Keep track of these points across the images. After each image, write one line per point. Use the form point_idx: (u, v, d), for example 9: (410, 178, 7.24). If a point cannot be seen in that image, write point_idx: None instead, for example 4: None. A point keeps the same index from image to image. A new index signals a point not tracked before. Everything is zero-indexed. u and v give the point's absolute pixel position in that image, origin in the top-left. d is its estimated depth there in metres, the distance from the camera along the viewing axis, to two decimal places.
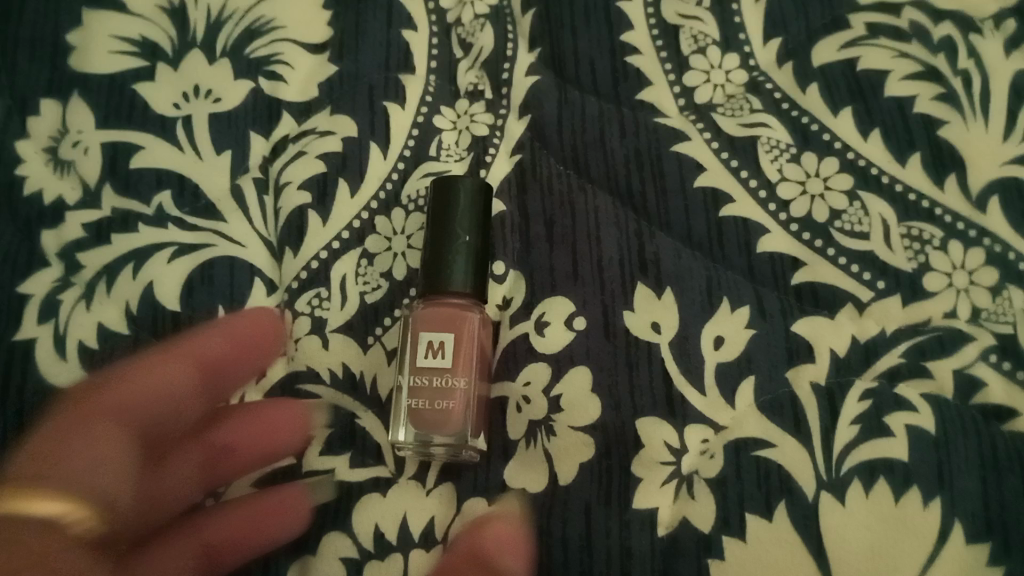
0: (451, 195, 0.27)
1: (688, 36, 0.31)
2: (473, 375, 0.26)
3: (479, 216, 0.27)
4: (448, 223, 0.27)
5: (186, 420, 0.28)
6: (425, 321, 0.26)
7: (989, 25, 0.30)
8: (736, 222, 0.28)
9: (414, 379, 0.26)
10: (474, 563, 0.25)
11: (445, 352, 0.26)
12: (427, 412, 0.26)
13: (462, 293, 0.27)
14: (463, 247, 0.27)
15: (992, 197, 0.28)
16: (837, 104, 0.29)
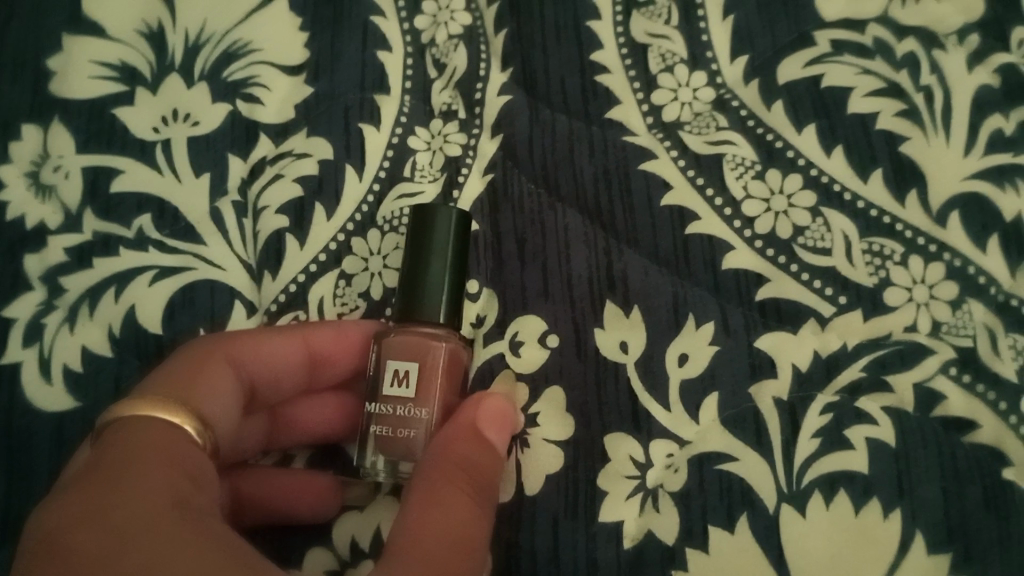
0: (428, 223, 0.28)
1: (657, 54, 0.32)
2: (439, 405, 0.26)
3: (455, 246, 0.28)
4: (426, 247, 0.28)
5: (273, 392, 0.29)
6: (393, 348, 0.26)
7: (953, 40, 0.31)
8: (702, 239, 0.29)
9: (379, 406, 0.26)
10: (470, 433, 0.25)
11: (410, 382, 0.26)
12: (389, 441, 0.26)
13: (434, 321, 0.27)
14: (440, 272, 0.27)
15: (953, 211, 0.28)
16: (800, 121, 0.30)
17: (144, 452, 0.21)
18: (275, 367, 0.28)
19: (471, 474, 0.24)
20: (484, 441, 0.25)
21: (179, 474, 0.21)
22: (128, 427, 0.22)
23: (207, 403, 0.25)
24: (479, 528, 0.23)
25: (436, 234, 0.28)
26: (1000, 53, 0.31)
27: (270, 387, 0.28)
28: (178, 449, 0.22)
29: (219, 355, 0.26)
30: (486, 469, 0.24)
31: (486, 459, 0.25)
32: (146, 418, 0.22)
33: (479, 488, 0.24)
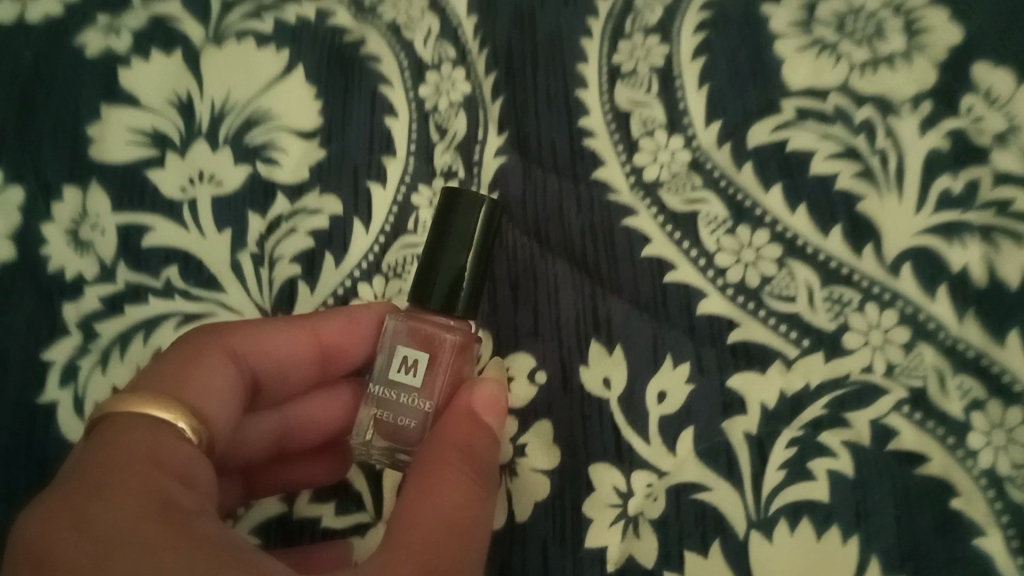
0: (451, 217, 0.30)
1: (638, 121, 0.35)
2: (440, 392, 0.30)
3: (474, 239, 0.30)
4: (444, 240, 0.30)
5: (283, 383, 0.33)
6: (402, 335, 0.30)
7: (907, 107, 0.34)
8: (679, 288, 0.32)
9: (385, 389, 0.30)
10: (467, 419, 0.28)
11: (416, 372, 0.30)
12: (389, 421, 0.30)
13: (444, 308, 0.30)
14: (455, 261, 0.30)
15: (905, 263, 0.31)
16: (767, 181, 0.33)
17: (133, 454, 0.23)
18: (282, 357, 0.32)
19: (469, 455, 0.27)
20: (480, 424, 0.28)
21: (169, 474, 0.23)
22: (122, 429, 0.24)
23: (211, 395, 0.28)
24: (476, 506, 0.25)
25: (453, 231, 0.30)
26: (950, 118, 0.34)
27: (279, 376, 0.32)
28: (171, 449, 0.24)
29: (215, 346, 0.29)
30: (484, 453, 0.28)
31: (481, 443, 0.28)
32: (135, 421, 0.25)
33: (479, 470, 0.27)
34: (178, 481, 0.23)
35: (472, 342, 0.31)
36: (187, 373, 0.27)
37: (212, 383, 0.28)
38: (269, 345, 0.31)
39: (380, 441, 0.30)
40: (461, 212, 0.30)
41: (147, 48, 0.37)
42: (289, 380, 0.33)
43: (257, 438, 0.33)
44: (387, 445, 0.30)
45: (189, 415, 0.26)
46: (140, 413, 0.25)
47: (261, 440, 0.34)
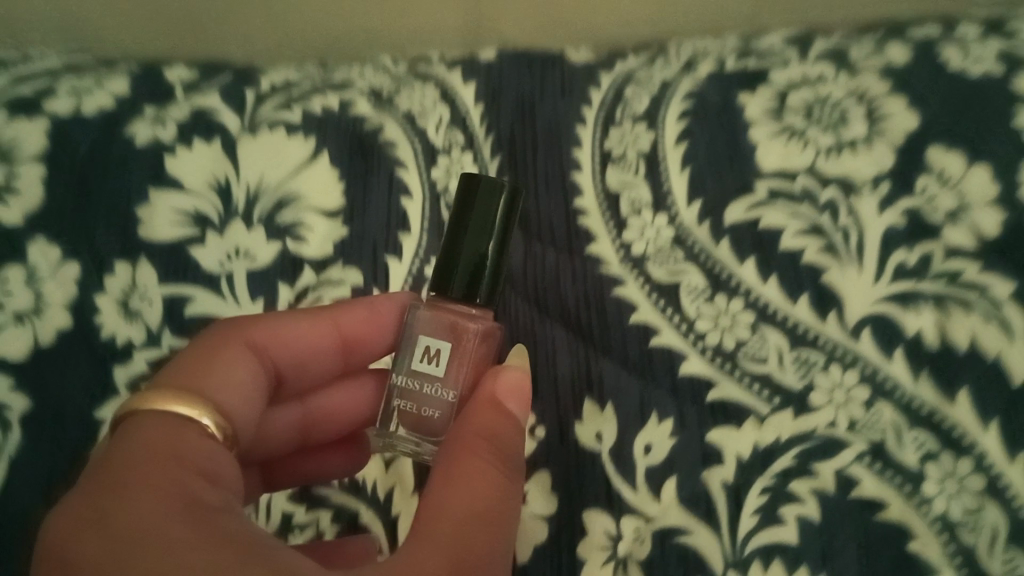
0: (469, 204, 0.32)
1: (628, 201, 0.39)
2: (463, 379, 0.32)
3: (491, 225, 0.32)
4: (463, 228, 0.32)
5: (306, 378, 0.36)
6: (427, 322, 0.32)
7: (868, 187, 0.38)
8: (664, 351, 0.36)
9: (411, 378, 0.32)
10: (491, 404, 0.29)
11: (439, 361, 0.32)
12: (415, 408, 0.32)
13: (465, 297, 0.32)
14: (475, 245, 0.32)
15: (865, 327, 0.35)
16: (742, 254, 0.37)
17: (158, 447, 0.26)
18: (305, 349, 0.35)
19: (494, 444, 0.28)
20: (505, 411, 0.29)
21: (187, 460, 0.26)
22: (143, 424, 0.27)
23: (236, 384, 0.31)
24: (501, 497, 0.27)
25: (472, 219, 0.32)
26: (906, 197, 0.38)
27: (303, 369, 0.35)
28: (193, 441, 0.27)
29: (237, 341, 0.32)
30: (508, 440, 0.29)
31: (505, 430, 0.29)
32: (162, 411, 0.27)
33: (502, 459, 0.28)
34: (199, 477, 0.26)
35: (494, 329, 0.33)
36: (208, 369, 0.30)
37: (237, 370, 0.31)
38: (293, 339, 0.34)
39: (406, 431, 0.32)
40: (479, 201, 0.32)
41: (190, 137, 0.41)
42: (313, 375, 0.36)
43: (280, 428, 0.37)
44: (414, 433, 0.32)
45: (210, 407, 0.29)
46: (163, 410, 0.27)
47: (288, 429, 0.38)
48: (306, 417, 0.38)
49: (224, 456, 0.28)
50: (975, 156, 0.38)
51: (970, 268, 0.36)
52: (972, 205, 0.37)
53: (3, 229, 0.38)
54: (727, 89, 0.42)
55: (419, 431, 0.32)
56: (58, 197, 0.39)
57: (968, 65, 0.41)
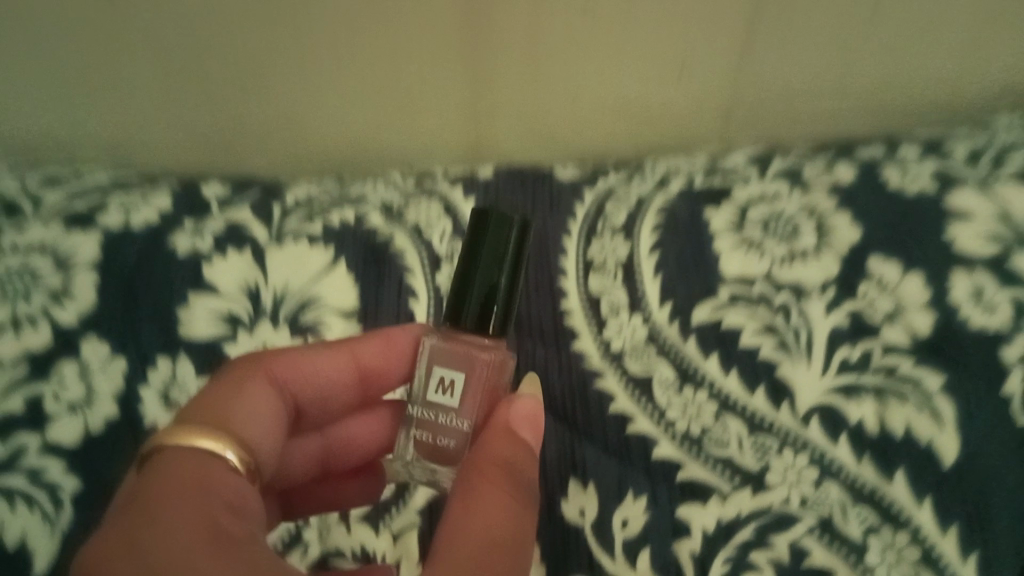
0: (482, 239, 0.37)
1: (608, 305, 0.46)
2: (475, 408, 0.37)
3: (500, 258, 0.37)
4: (477, 261, 0.38)
5: (326, 407, 0.42)
6: (443, 354, 0.37)
7: (816, 291, 0.44)
8: (640, 438, 0.42)
9: (431, 406, 0.38)
10: (505, 431, 0.36)
11: (454, 392, 0.37)
12: (433, 435, 0.38)
13: (479, 329, 0.37)
14: (485, 276, 0.37)
15: (814, 415, 0.41)
16: (706, 351, 0.43)
17: (186, 483, 0.30)
18: (323, 381, 0.41)
19: (508, 467, 0.34)
20: (516, 437, 0.35)
21: (218, 484, 0.31)
22: (171, 462, 0.31)
23: (262, 409, 0.36)
24: (516, 524, 0.32)
25: (487, 254, 0.37)
26: (849, 300, 0.43)
27: (323, 398, 0.41)
28: (218, 473, 0.31)
29: (262, 373, 0.38)
30: (520, 464, 0.35)
31: (516, 454, 0.35)
32: (189, 448, 0.32)
33: (515, 481, 0.34)
34: (225, 507, 0.30)
35: (504, 360, 0.38)
36: (234, 402, 0.36)
37: (262, 400, 0.37)
38: (312, 372, 0.40)
39: (422, 455, 0.38)
40: (492, 238, 0.37)
41: (224, 247, 0.47)
42: (332, 404, 0.42)
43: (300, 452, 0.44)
44: (431, 458, 0.38)
45: (239, 434, 0.34)
46: (198, 444, 0.32)
47: (306, 458, 0.45)
48: (326, 446, 0.45)
49: (244, 485, 0.32)
50: (909, 264, 0.42)
51: (905, 362, 0.40)
52: (906, 308, 0.41)
53: (59, 329, 0.44)
54: (694, 203, 0.48)
55: (435, 455, 0.38)
56: (108, 300, 0.45)
57: (907, 183, 0.45)
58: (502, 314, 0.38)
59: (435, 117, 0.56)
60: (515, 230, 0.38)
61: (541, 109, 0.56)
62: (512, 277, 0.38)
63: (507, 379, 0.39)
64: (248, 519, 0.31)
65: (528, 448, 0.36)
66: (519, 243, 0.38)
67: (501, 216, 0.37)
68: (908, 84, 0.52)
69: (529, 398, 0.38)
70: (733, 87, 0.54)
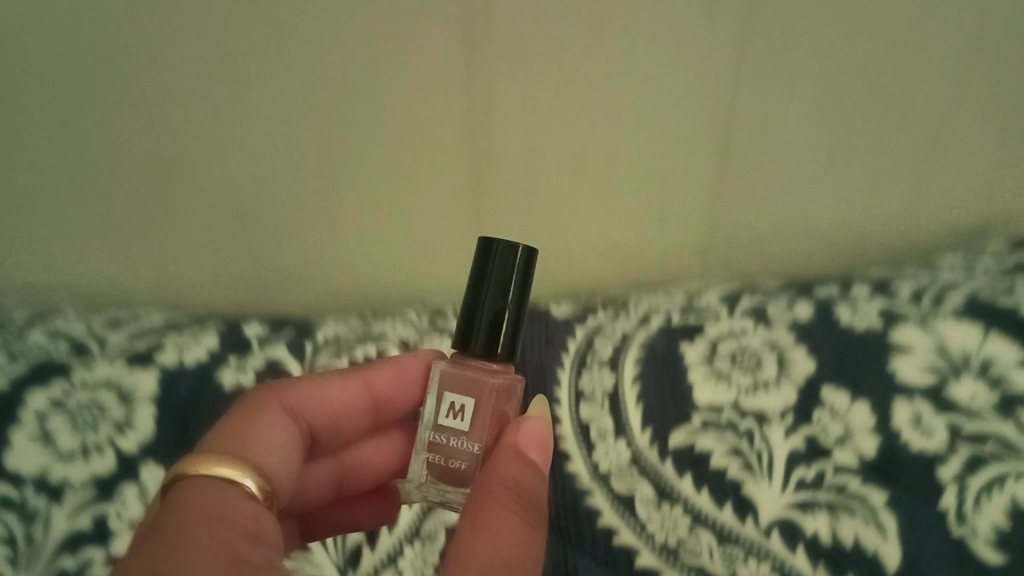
0: (486, 267, 0.41)
1: (596, 431, 0.53)
2: (483, 432, 0.41)
3: (502, 285, 0.41)
4: (485, 286, 0.41)
5: (342, 430, 0.49)
6: (454, 380, 0.41)
7: (778, 417, 0.50)
8: (624, 548, 0.49)
9: (443, 429, 0.41)
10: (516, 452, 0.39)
11: (464, 416, 0.41)
12: (446, 457, 0.41)
13: (487, 353, 0.41)
14: (488, 301, 0.41)
15: (774, 528, 0.47)
16: (681, 470, 0.50)
17: (209, 514, 0.32)
18: (338, 406, 0.48)
19: (514, 489, 0.37)
20: (524, 458, 0.38)
21: (236, 513, 0.33)
22: (192, 496, 0.33)
23: (271, 439, 0.41)
24: (523, 542, 0.35)
25: (495, 278, 0.41)
26: (806, 425, 0.50)
27: (339, 423, 0.48)
28: (235, 503, 0.34)
29: (275, 407, 0.44)
30: (526, 484, 0.37)
31: (523, 474, 0.38)
32: (208, 478, 0.35)
33: (520, 501, 0.36)
34: (243, 537, 0.32)
35: (510, 382, 0.41)
36: (251, 431, 0.41)
37: (271, 433, 0.42)
38: (327, 401, 0.47)
39: (434, 476, 0.42)
40: (499, 263, 0.41)
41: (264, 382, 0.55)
42: (350, 429, 0.49)
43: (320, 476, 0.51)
44: (441, 478, 0.42)
45: (252, 459, 0.39)
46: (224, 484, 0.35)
47: (323, 481, 0.51)
48: (343, 470, 0.52)
49: (261, 513, 0.35)
50: (856, 393, 0.50)
51: (854, 480, 0.48)
52: (855, 433, 0.49)
53: (123, 456, 0.51)
54: (671, 339, 0.56)
55: (447, 477, 0.42)
56: (165, 431, 0.52)
57: (856, 321, 0.53)
58: (508, 337, 0.41)
59: (447, 257, 0.65)
60: (521, 258, 0.41)
61: (541, 247, 0.65)
62: (518, 301, 0.41)
63: (513, 404, 0.43)
64: (266, 545, 0.33)
65: (535, 469, 0.39)
66: (523, 268, 0.41)
67: (504, 245, 0.41)
68: (852, 222, 0.61)
69: (537, 419, 0.41)
70: (712, 231, 0.63)
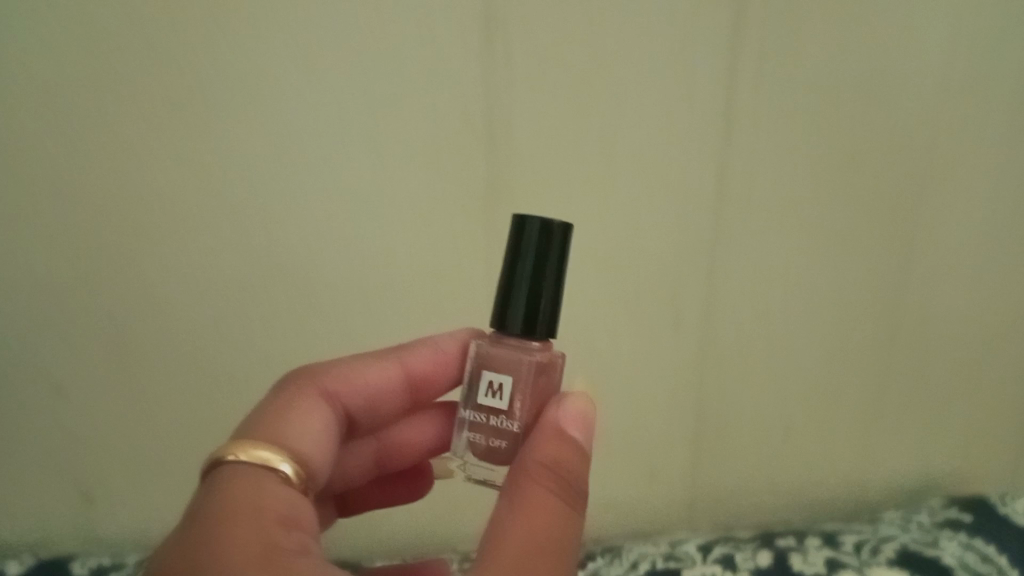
0: (522, 232, 0.38)
1: None
2: (525, 414, 0.38)
3: (537, 252, 0.38)
4: (521, 258, 0.38)
5: (385, 416, 0.48)
6: (493, 359, 0.38)
7: None
8: None
9: (482, 411, 0.38)
10: (558, 434, 0.33)
11: (502, 394, 0.38)
12: (482, 438, 0.38)
13: (526, 334, 0.38)
14: (527, 274, 0.38)
15: None
16: None
17: (239, 506, 0.29)
18: (375, 389, 0.46)
19: (560, 472, 0.32)
20: (570, 439, 0.33)
21: (276, 502, 0.30)
22: (225, 492, 0.30)
23: (312, 425, 0.40)
24: (564, 530, 0.30)
25: (532, 253, 0.38)
26: None
27: (383, 415, 0.48)
28: (266, 491, 0.31)
29: (313, 395, 0.42)
30: (576, 471, 0.32)
31: (572, 455, 0.32)
32: (247, 466, 0.32)
33: (569, 487, 0.32)
34: (275, 523, 0.29)
35: (556, 360, 0.39)
36: (289, 418, 0.39)
37: (313, 423, 0.40)
38: (360, 386, 0.46)
39: (478, 458, 0.39)
40: (537, 239, 0.38)
41: None
42: (392, 416, 0.48)
43: (354, 461, 0.51)
44: (487, 461, 0.39)
45: (297, 447, 0.37)
46: (255, 479, 0.31)
47: (362, 460, 0.51)
48: (381, 451, 0.51)
49: (300, 499, 0.32)
50: None
51: None
52: None
53: None
54: None
55: (490, 458, 0.39)
56: None
57: (806, 565, 0.67)
58: (550, 314, 0.38)
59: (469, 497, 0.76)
60: (555, 233, 0.38)
61: None
62: (557, 271, 0.39)
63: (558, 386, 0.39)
64: (299, 529, 0.30)
65: (584, 453, 0.33)
66: (560, 247, 0.39)
67: (542, 220, 0.38)
68: (810, 467, 0.76)
69: (579, 396, 0.35)
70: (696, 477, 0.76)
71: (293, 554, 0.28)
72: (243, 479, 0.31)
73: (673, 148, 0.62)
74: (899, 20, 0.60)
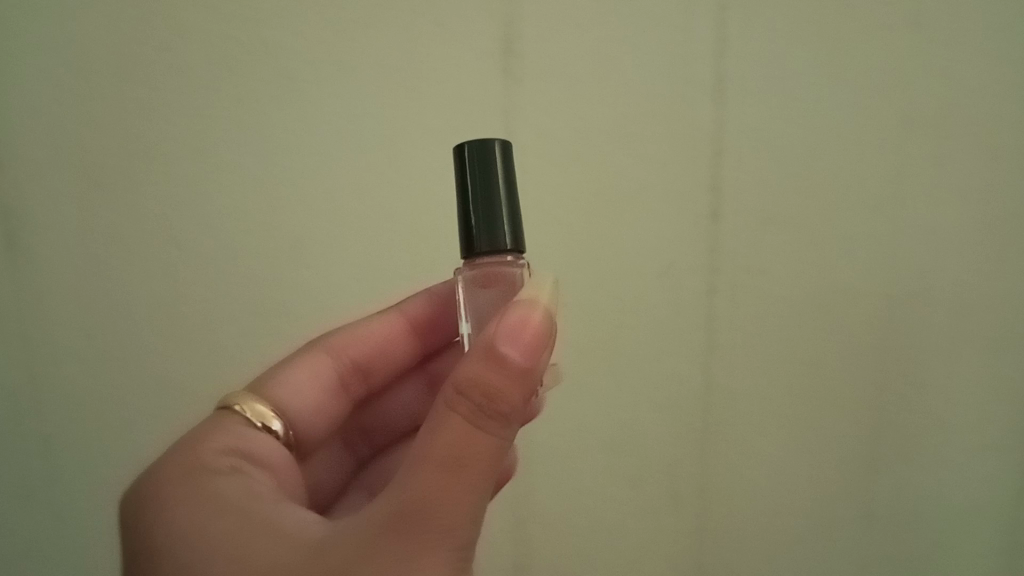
0: (460, 150, 0.33)
1: None
2: None
3: (478, 166, 0.33)
4: (469, 182, 0.33)
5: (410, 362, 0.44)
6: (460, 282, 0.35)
7: None
8: None
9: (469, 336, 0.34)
10: (483, 352, 0.27)
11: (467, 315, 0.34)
12: None
13: (493, 249, 0.33)
14: (475, 190, 0.33)
15: None
16: None
17: (195, 438, 0.34)
18: (381, 339, 0.43)
19: (480, 400, 0.27)
20: (498, 362, 0.27)
21: (233, 438, 0.34)
22: (200, 427, 0.35)
23: (291, 377, 0.40)
24: (480, 456, 0.26)
25: (476, 177, 0.33)
26: None
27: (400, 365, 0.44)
28: (235, 429, 0.35)
29: (316, 351, 0.41)
30: (503, 396, 0.27)
31: (498, 379, 0.27)
32: (238, 415, 0.37)
33: (489, 415, 0.27)
34: (225, 451, 0.33)
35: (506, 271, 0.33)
36: (276, 373, 0.40)
37: (298, 376, 0.40)
38: (359, 339, 0.42)
39: None
40: (474, 161, 0.33)
41: None
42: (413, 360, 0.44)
43: (401, 400, 0.46)
44: None
45: (277, 399, 0.38)
46: (226, 419, 0.36)
47: (404, 405, 0.46)
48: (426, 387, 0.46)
49: (267, 444, 0.36)
50: None
51: None
52: None
53: None
54: None
55: None
56: None
57: None
58: (513, 226, 0.33)
59: None
60: (495, 153, 0.33)
61: None
62: (506, 179, 0.33)
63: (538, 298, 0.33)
64: (248, 459, 0.34)
65: (522, 373, 0.27)
66: (505, 163, 0.33)
67: (479, 139, 0.33)
68: None
69: (527, 314, 0.28)
70: None
71: (214, 475, 0.31)
72: (218, 420, 0.36)
73: (694, 227, 0.51)
74: (934, 130, 0.52)
